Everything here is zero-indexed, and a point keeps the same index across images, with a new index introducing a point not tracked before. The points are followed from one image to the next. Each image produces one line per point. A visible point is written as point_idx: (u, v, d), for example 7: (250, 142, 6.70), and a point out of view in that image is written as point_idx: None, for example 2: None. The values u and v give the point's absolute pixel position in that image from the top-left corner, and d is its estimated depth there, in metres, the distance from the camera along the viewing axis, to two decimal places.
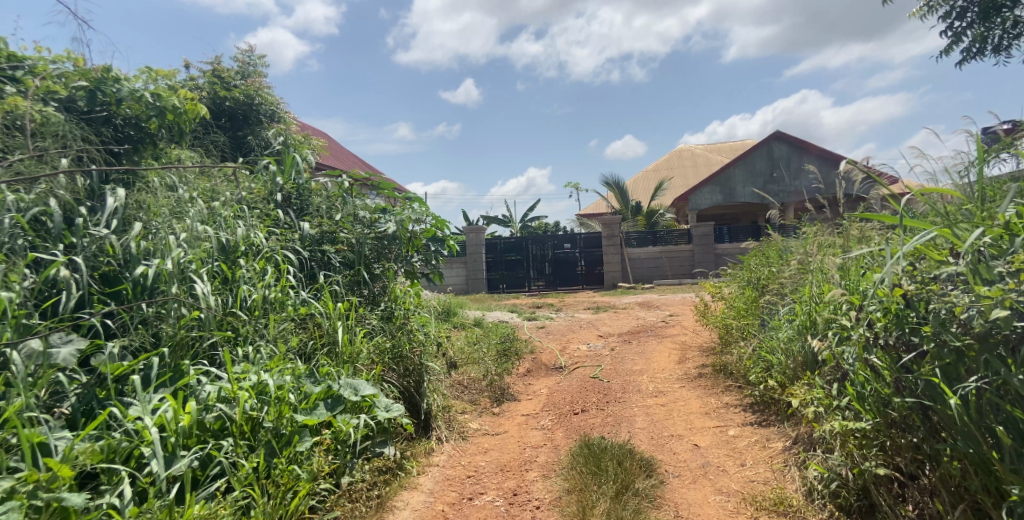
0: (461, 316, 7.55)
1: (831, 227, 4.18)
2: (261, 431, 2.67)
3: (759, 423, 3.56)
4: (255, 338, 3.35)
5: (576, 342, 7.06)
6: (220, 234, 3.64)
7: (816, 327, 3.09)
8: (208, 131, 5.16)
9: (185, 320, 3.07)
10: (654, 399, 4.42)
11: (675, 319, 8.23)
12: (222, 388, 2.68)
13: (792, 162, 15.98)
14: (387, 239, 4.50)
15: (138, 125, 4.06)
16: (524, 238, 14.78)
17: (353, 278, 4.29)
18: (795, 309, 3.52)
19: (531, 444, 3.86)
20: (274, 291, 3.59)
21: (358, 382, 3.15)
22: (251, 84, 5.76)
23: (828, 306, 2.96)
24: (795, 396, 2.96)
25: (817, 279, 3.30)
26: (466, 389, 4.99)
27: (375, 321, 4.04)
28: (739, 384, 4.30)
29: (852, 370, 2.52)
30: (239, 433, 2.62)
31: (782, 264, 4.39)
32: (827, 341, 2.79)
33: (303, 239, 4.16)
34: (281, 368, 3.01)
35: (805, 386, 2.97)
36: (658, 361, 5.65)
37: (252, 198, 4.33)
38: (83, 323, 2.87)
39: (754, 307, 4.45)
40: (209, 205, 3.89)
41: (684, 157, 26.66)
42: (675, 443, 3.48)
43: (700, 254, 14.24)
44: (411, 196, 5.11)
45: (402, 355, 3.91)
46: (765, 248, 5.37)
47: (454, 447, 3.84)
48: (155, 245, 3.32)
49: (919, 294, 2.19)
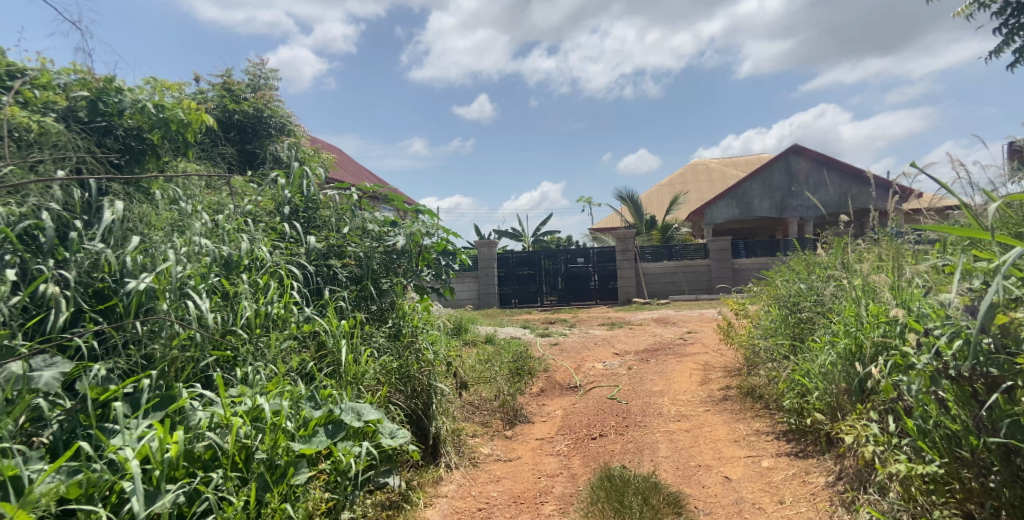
0: (473, 332, 7.33)
1: (866, 243, 3.94)
2: (254, 462, 2.44)
3: (796, 454, 3.30)
4: (255, 360, 3.14)
5: (591, 360, 6.81)
6: (221, 248, 3.44)
7: (865, 352, 2.84)
8: (217, 143, 4.94)
9: (178, 339, 2.86)
10: (678, 424, 4.16)
11: (693, 336, 7.97)
12: (215, 414, 2.47)
13: (811, 175, 15.74)
14: (397, 253, 4.29)
15: (139, 136, 3.71)
16: (538, 252, 14.56)
17: (360, 293, 4.08)
18: (835, 331, 3.27)
19: (546, 473, 3.63)
20: (279, 308, 3.39)
21: (360, 406, 2.92)
22: (262, 96, 5.59)
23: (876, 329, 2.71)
24: (840, 429, 2.72)
25: (863, 300, 3.05)
26: (477, 410, 4.79)
27: (381, 340, 3.82)
28: (770, 410, 4.03)
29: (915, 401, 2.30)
30: (230, 464, 2.39)
31: (815, 281, 4.14)
32: (881, 371, 2.54)
33: (310, 253, 3.97)
34: (280, 392, 2.79)
35: (851, 419, 2.73)
36: (679, 381, 5.39)
37: (257, 211, 4.13)
38: (69, 343, 2.65)
39: (784, 327, 4.21)
40: (212, 218, 3.70)
41: (698, 171, 26.41)
42: (704, 474, 3.23)
43: (716, 269, 13.99)
44: (422, 208, 4.91)
45: (409, 375, 3.70)
46: (793, 263, 5.12)
47: (464, 476, 3.61)
48: (152, 260, 3.12)
49: (1003, 321, 1.96)
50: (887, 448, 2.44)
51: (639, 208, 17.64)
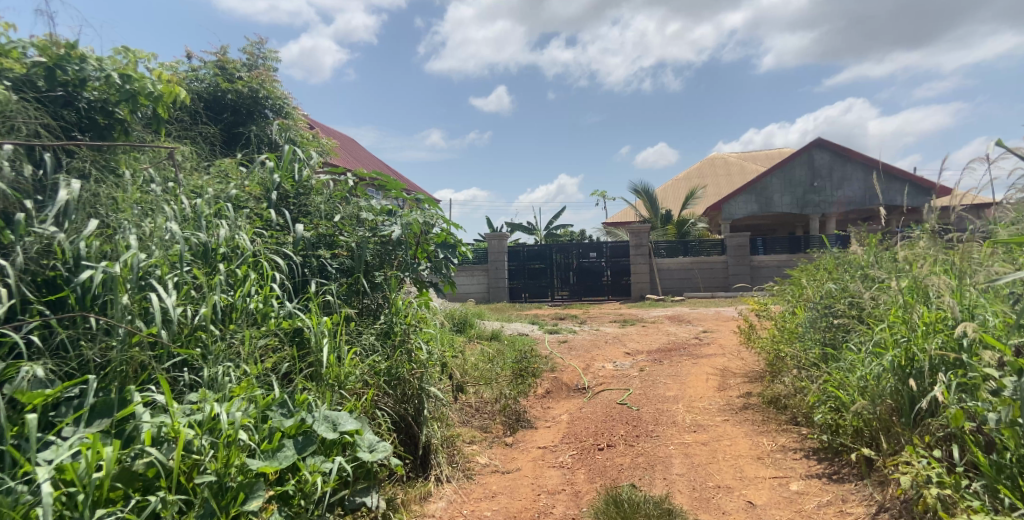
0: (478, 329, 6.98)
1: (920, 245, 3.50)
2: (199, 484, 2.05)
3: (829, 477, 2.95)
4: (226, 360, 2.66)
5: (601, 359, 6.43)
6: (195, 236, 2.94)
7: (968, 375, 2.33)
8: (200, 120, 4.54)
9: (137, 337, 2.38)
10: (694, 436, 3.79)
11: (709, 336, 7.57)
12: (163, 424, 2.09)
13: (834, 171, 15.32)
14: (392, 244, 3.90)
15: (104, 109, 3.29)
16: (550, 245, 14.19)
17: (351, 287, 3.72)
18: (886, 340, 2.85)
19: (547, 489, 3.28)
20: (257, 301, 2.98)
21: (336, 415, 2.52)
22: (257, 75, 5.06)
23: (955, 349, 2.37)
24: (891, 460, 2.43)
25: (925, 309, 2.65)
26: (476, 414, 4.46)
27: (369, 339, 3.45)
28: (799, 423, 3.66)
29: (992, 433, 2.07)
30: (173, 486, 2.02)
31: (855, 282, 3.71)
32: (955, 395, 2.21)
33: (296, 242, 3.58)
34: (247, 397, 2.39)
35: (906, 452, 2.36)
36: (694, 386, 5.00)
37: (243, 196, 3.69)
38: (5, 340, 2.24)
39: (814, 333, 3.82)
40: (189, 203, 3.18)
41: (717, 165, 25.85)
42: (724, 498, 2.89)
43: (734, 266, 13.53)
44: (422, 197, 4.51)
45: (400, 377, 3.34)
46: (824, 262, 4.70)
47: (455, 490, 3.25)
48: (112, 247, 2.64)
49: None
50: (961, 496, 2.08)
51: (654, 202, 17.18)
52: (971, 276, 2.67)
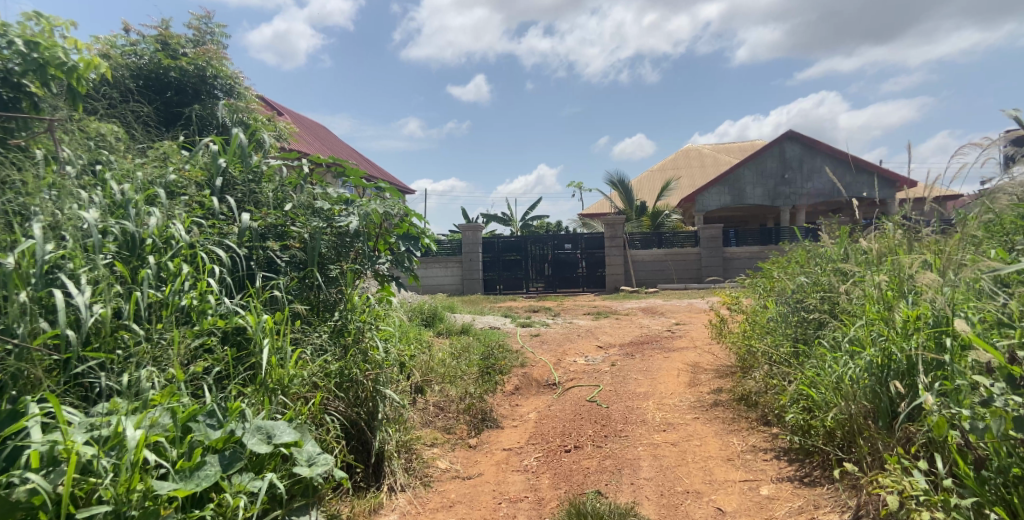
0: (447, 322, 6.76)
1: (902, 237, 3.33)
2: (96, 514, 1.81)
3: (800, 480, 2.81)
4: (150, 362, 2.40)
5: (573, 354, 6.24)
6: (117, 224, 2.67)
7: (952, 379, 2.19)
8: (129, 98, 4.25)
9: (40, 340, 2.13)
10: (663, 435, 3.63)
11: (682, 329, 7.47)
12: (55, 443, 1.84)
13: (804, 163, 15.37)
14: (350, 235, 3.61)
15: (8, 81, 3.01)
16: (524, 237, 13.97)
17: (303, 282, 3.46)
18: (865, 338, 2.70)
19: (508, 496, 3.10)
20: (191, 297, 2.72)
21: (271, 425, 2.30)
22: (205, 51, 4.72)
23: (954, 357, 2.20)
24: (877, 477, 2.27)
25: (905, 306, 2.52)
26: (440, 413, 4.25)
27: (320, 338, 3.21)
28: (770, 422, 3.52)
29: (980, 443, 1.97)
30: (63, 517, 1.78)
31: (833, 274, 3.55)
32: (955, 410, 2.05)
33: (241, 232, 3.29)
34: (166, 406, 2.14)
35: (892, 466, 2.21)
36: (665, 382, 4.84)
37: (181, 182, 3.40)
38: None
39: (787, 328, 3.67)
40: (117, 188, 2.90)
41: (693, 156, 25.83)
42: (692, 504, 2.73)
43: (708, 258, 13.48)
44: (381, 185, 4.24)
45: (351, 379, 3.12)
46: (799, 253, 4.54)
47: (410, 500, 3.05)
48: (11, 236, 2.35)
49: None
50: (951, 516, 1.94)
51: (629, 193, 17.05)
52: (954, 270, 2.53)
